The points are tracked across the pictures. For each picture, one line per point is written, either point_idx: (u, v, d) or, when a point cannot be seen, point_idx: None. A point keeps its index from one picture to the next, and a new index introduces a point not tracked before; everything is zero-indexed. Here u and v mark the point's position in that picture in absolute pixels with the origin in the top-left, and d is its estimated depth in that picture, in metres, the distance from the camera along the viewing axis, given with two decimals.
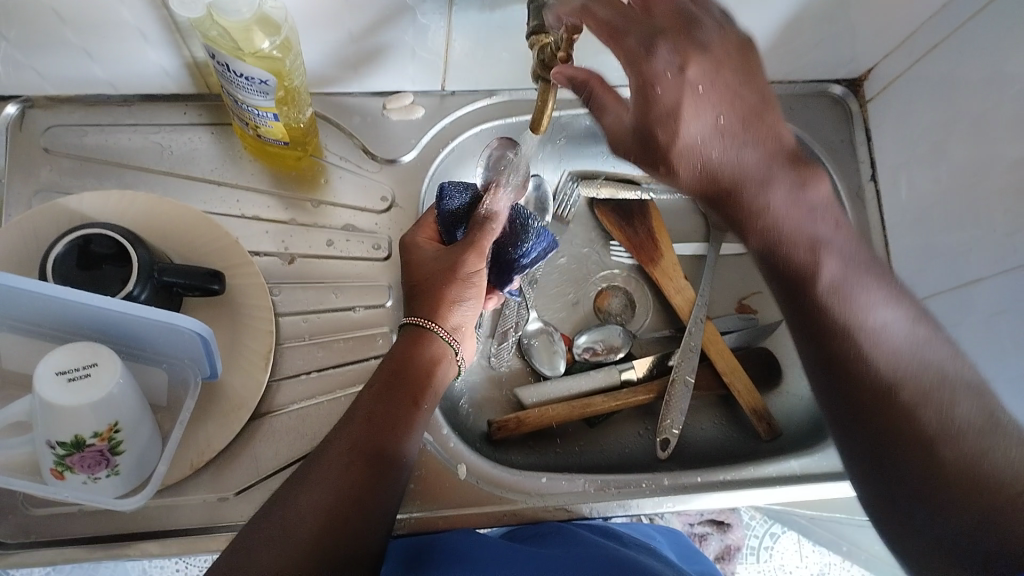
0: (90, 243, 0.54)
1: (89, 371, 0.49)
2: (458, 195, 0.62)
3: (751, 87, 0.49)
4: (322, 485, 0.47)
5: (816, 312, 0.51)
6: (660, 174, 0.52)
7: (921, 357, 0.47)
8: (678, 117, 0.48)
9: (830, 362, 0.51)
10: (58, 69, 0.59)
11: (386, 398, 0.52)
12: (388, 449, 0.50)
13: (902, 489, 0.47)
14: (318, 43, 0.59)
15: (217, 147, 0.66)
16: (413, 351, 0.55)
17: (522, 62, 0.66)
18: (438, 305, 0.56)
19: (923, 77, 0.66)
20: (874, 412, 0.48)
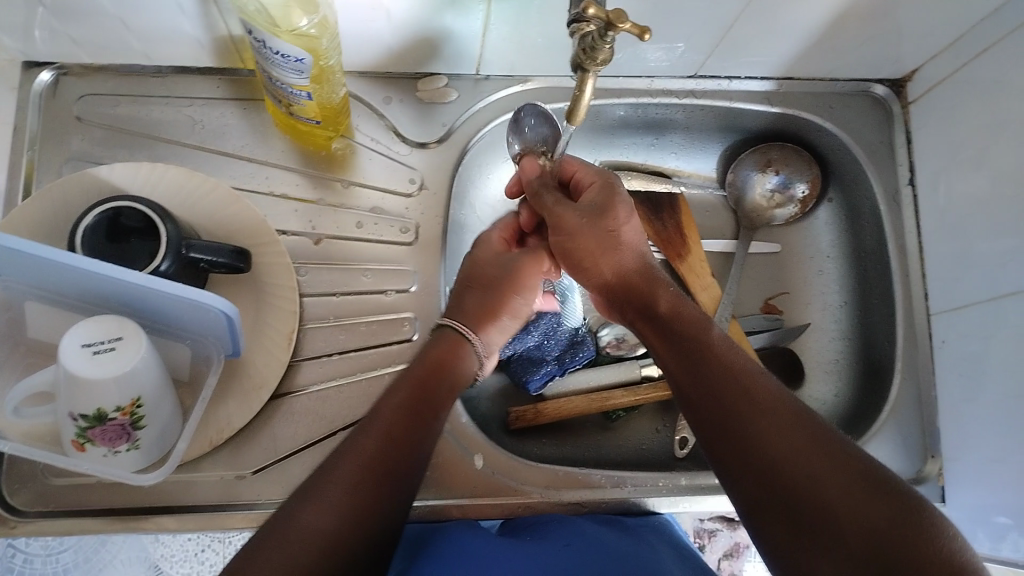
0: (120, 216, 0.53)
1: (113, 345, 0.49)
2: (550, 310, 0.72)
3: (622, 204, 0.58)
4: (328, 505, 0.43)
5: (689, 345, 0.51)
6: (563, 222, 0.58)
7: (768, 385, 0.48)
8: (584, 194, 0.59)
9: (686, 367, 0.50)
10: (93, 37, 0.59)
11: (409, 416, 0.50)
12: (403, 469, 0.47)
13: (754, 478, 0.44)
14: (353, 22, 0.58)
15: (247, 123, 0.65)
16: (454, 354, 0.56)
17: (559, 50, 0.64)
18: (484, 320, 0.58)
19: (970, 82, 0.64)
20: (725, 401, 0.47)
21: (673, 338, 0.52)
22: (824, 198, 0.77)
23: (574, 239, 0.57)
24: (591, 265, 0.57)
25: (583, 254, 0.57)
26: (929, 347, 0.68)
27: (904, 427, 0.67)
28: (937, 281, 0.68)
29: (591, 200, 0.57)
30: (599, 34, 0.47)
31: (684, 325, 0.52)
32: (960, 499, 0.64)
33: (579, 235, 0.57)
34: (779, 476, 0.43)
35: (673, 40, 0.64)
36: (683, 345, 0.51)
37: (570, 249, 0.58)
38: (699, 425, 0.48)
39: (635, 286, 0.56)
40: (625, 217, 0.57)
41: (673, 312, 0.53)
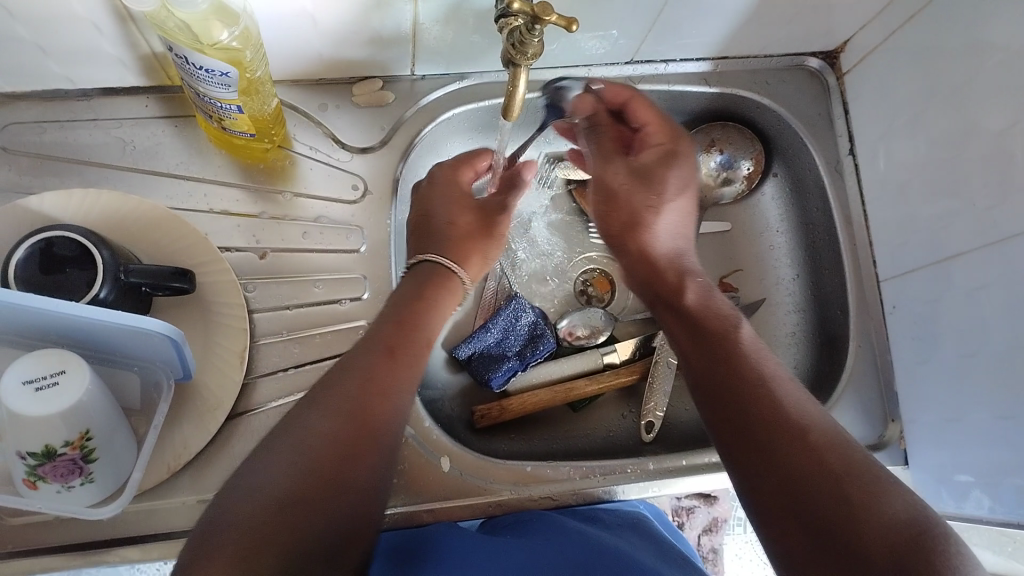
0: (52, 246, 0.52)
1: (56, 379, 0.47)
2: (520, 313, 0.72)
3: (676, 184, 0.61)
4: (330, 422, 0.45)
5: (722, 347, 0.51)
6: (612, 178, 0.62)
7: (798, 399, 0.47)
8: (644, 157, 0.62)
9: (704, 366, 0.51)
10: (11, 64, 0.57)
11: (394, 351, 0.51)
12: (397, 394, 0.49)
13: (770, 479, 0.44)
14: (280, 31, 0.57)
15: (180, 141, 0.64)
16: (441, 279, 0.59)
17: (493, 44, 0.64)
18: (467, 254, 0.61)
19: (900, 48, 0.65)
20: (749, 405, 0.47)
21: (700, 332, 0.53)
22: (769, 173, 0.78)
23: (615, 200, 0.61)
24: (629, 233, 0.61)
25: (616, 222, 0.62)
26: (881, 313, 0.69)
27: (862, 394, 0.68)
28: (883, 247, 0.69)
29: (642, 165, 0.62)
30: (527, 28, 0.47)
31: (711, 327, 0.53)
32: (922, 460, 0.65)
33: (619, 198, 0.61)
34: (797, 485, 0.42)
35: (606, 27, 0.64)
36: (706, 342, 0.52)
37: (607, 202, 0.62)
38: (714, 422, 0.49)
39: (663, 273, 0.59)
40: (672, 190, 0.61)
41: (704, 312, 0.54)
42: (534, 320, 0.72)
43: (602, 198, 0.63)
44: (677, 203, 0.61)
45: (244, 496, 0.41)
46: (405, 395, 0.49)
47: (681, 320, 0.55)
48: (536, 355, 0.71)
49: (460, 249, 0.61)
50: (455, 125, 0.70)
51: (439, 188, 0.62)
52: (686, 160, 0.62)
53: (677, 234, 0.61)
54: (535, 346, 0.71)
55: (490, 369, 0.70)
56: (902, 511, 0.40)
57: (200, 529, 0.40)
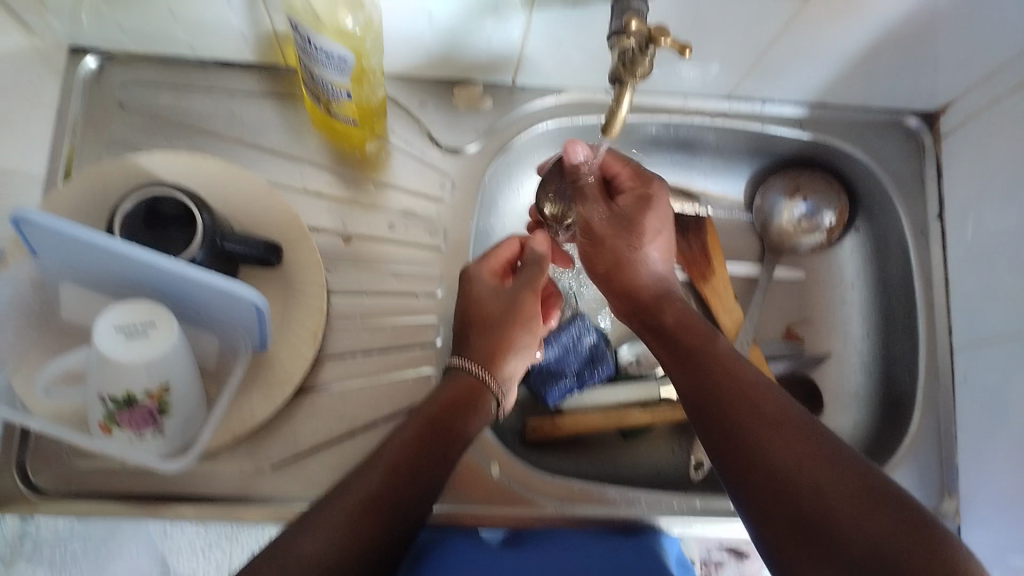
0: (158, 202, 0.54)
1: (146, 330, 0.49)
2: (582, 334, 0.73)
3: (655, 222, 0.62)
4: (323, 540, 0.45)
5: (702, 363, 0.53)
6: (609, 234, 0.63)
7: (771, 395, 0.50)
8: (643, 210, 0.62)
9: (700, 396, 0.52)
10: (141, 26, 0.60)
11: (415, 454, 0.51)
12: (428, 467, 0.51)
13: (763, 489, 0.46)
14: (396, 24, 0.59)
15: (284, 120, 0.66)
16: (465, 392, 0.56)
17: (597, 64, 0.65)
18: (497, 355, 0.58)
19: (1004, 116, 0.64)
20: (729, 409, 0.50)
21: (682, 348, 0.55)
22: (852, 227, 0.77)
23: (603, 248, 0.63)
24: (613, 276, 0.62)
25: (601, 264, 0.63)
26: (951, 381, 0.68)
27: (922, 460, 0.66)
28: (962, 314, 0.68)
29: (626, 210, 0.62)
30: (640, 50, 0.48)
31: (693, 349, 0.54)
32: (977, 537, 0.63)
33: (607, 244, 0.62)
34: (813, 508, 0.44)
35: (710, 60, 0.65)
36: (693, 360, 0.54)
37: (604, 254, 0.63)
38: (719, 449, 0.50)
39: (644, 298, 0.60)
40: (655, 235, 0.62)
41: (683, 325, 0.57)
42: (594, 342, 0.73)
43: (602, 257, 0.63)
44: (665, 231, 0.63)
45: None
46: (437, 470, 0.51)
47: (670, 347, 0.56)
48: (593, 377, 0.72)
49: (489, 349, 0.58)
50: (547, 138, 0.71)
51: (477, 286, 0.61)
52: (660, 204, 0.63)
53: (665, 264, 0.63)
54: (594, 367, 0.72)
55: (546, 387, 0.71)
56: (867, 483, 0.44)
57: None
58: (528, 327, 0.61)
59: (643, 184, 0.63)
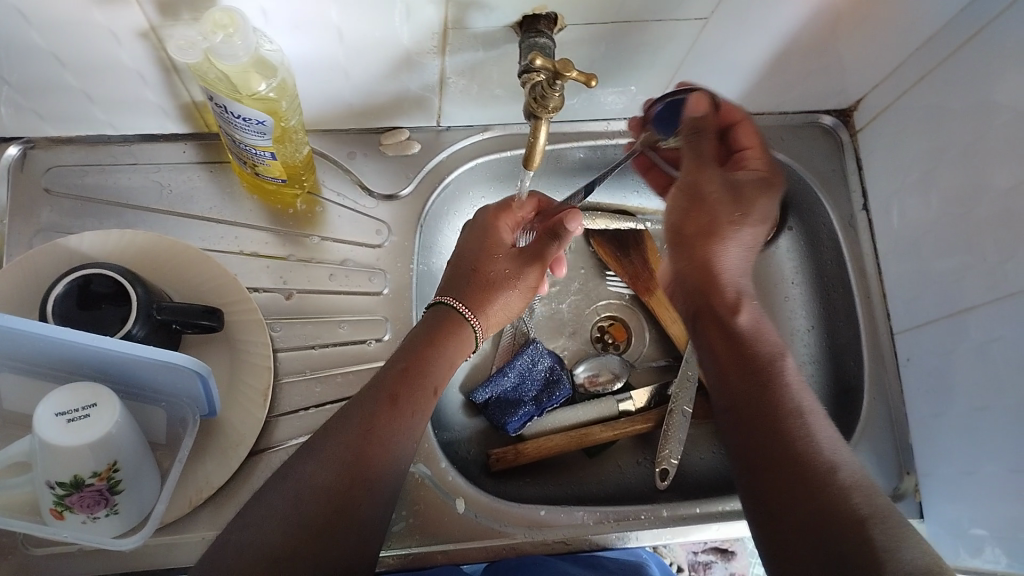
0: (90, 283, 0.54)
1: (88, 411, 0.49)
2: (539, 359, 0.74)
3: (756, 207, 0.61)
4: (325, 473, 0.48)
5: (757, 353, 0.53)
6: (707, 193, 0.60)
7: (812, 409, 0.50)
8: (755, 195, 0.61)
9: (751, 392, 0.51)
10: (59, 111, 0.60)
11: (411, 390, 0.54)
12: (390, 441, 0.51)
13: (792, 495, 0.45)
14: (314, 82, 0.60)
15: (215, 185, 0.66)
16: (454, 334, 0.59)
17: (516, 99, 0.66)
18: (487, 300, 0.61)
19: (912, 107, 0.67)
20: (778, 417, 0.49)
21: (739, 336, 0.55)
22: (785, 227, 0.79)
23: (704, 205, 0.60)
24: (700, 237, 0.60)
25: (692, 226, 0.60)
26: (895, 365, 0.70)
27: (877, 445, 0.68)
28: (897, 300, 0.70)
29: (739, 181, 0.61)
30: (549, 83, 0.50)
31: (758, 354, 0.54)
32: (937, 514, 0.65)
33: (705, 202, 0.60)
34: (828, 500, 0.44)
35: (625, 83, 0.67)
36: (751, 362, 0.53)
37: (687, 212, 0.60)
38: (749, 443, 0.49)
39: (717, 283, 0.59)
40: (754, 218, 0.61)
41: (753, 333, 0.55)
42: (550, 366, 0.74)
43: (684, 213, 0.61)
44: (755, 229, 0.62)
45: (263, 508, 0.47)
46: (419, 419, 0.53)
47: (730, 338, 0.55)
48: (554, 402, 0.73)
49: (480, 298, 0.61)
50: (478, 174, 0.72)
51: (478, 234, 0.63)
52: (771, 196, 0.62)
53: (744, 258, 0.61)
54: (552, 391, 0.73)
55: (506, 416, 0.71)
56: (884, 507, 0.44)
57: (233, 533, 0.46)
58: (527, 281, 0.64)
59: (766, 175, 0.62)
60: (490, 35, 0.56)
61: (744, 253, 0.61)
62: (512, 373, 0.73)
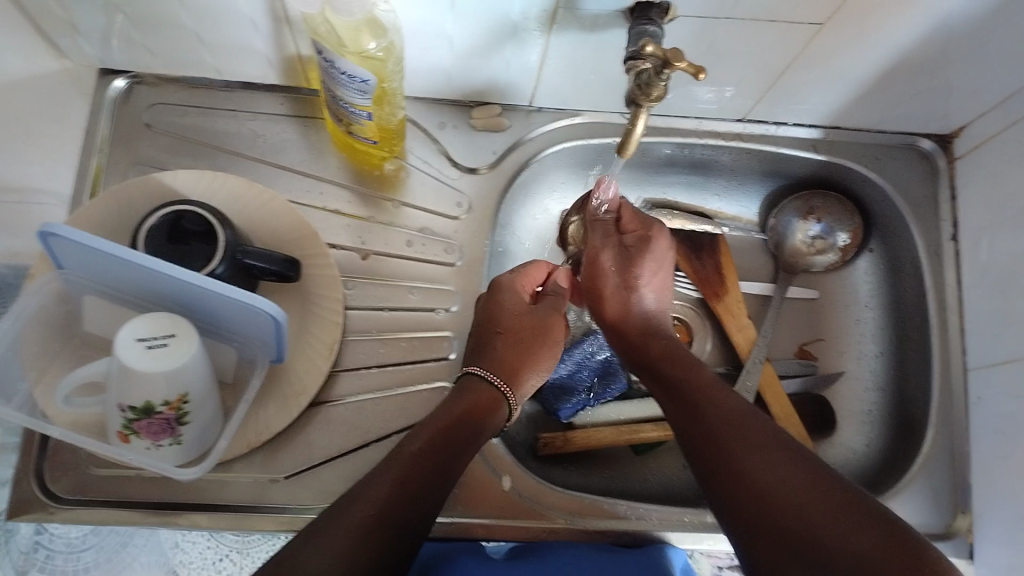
0: (182, 218, 0.56)
1: (166, 341, 0.50)
2: (598, 350, 0.73)
3: (615, 274, 0.65)
4: (362, 510, 0.46)
5: (698, 398, 0.54)
6: (608, 275, 0.66)
7: (758, 424, 0.51)
8: (619, 266, 0.65)
9: (697, 430, 0.52)
10: (170, 49, 0.62)
11: (446, 445, 0.52)
12: (407, 522, 0.47)
13: (745, 509, 0.46)
14: (417, 47, 0.60)
15: (305, 140, 0.68)
16: (483, 401, 0.57)
17: (612, 87, 0.66)
18: (517, 372, 0.60)
19: (1018, 140, 0.64)
20: (719, 441, 0.50)
21: (677, 390, 0.56)
22: (865, 249, 0.77)
23: (603, 292, 0.66)
24: (613, 327, 0.65)
25: (607, 305, 0.65)
26: (964, 403, 0.68)
27: (934, 482, 0.66)
28: (976, 336, 0.68)
29: (629, 256, 0.65)
30: (655, 72, 0.49)
31: (690, 388, 0.55)
32: (989, 560, 0.63)
33: (606, 290, 0.65)
34: (790, 514, 0.44)
35: (724, 83, 0.66)
36: (692, 398, 0.54)
37: (597, 294, 0.66)
38: (708, 480, 0.49)
39: (652, 344, 0.62)
40: (650, 276, 0.65)
41: (683, 372, 0.58)
42: (607, 358, 0.73)
43: (594, 295, 0.66)
44: (658, 274, 0.66)
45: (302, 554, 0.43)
46: (453, 470, 0.51)
47: (666, 390, 0.57)
48: (610, 391, 0.73)
49: (508, 363, 0.60)
50: (563, 158, 0.72)
51: (506, 293, 0.62)
52: (660, 248, 0.65)
53: (659, 304, 0.66)
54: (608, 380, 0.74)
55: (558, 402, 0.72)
56: (848, 498, 0.44)
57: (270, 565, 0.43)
58: (548, 341, 0.64)
59: (636, 237, 0.66)
60: (599, 18, 0.56)
61: (659, 302, 0.66)
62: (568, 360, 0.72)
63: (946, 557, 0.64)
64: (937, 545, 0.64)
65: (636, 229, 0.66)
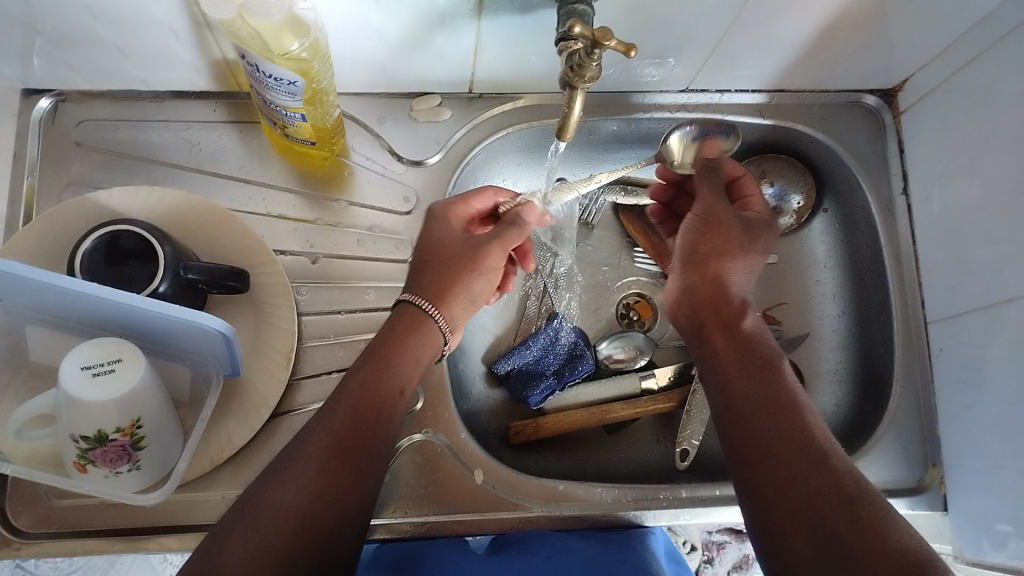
0: (117, 239, 0.54)
1: (112, 366, 0.49)
2: (564, 333, 0.74)
3: (728, 235, 0.57)
4: (296, 482, 0.45)
5: (762, 365, 0.50)
6: (733, 233, 0.58)
7: (812, 421, 0.46)
8: (758, 235, 0.59)
9: (752, 408, 0.48)
10: (92, 64, 0.60)
11: (373, 395, 0.50)
12: (357, 458, 0.48)
13: (783, 506, 0.43)
14: (347, 42, 0.59)
15: (244, 146, 0.66)
16: (414, 329, 0.55)
17: (551, 67, 0.65)
18: (445, 295, 0.56)
19: (960, 89, 0.64)
20: (774, 422, 0.46)
21: (742, 348, 0.52)
22: (819, 209, 0.78)
23: (713, 232, 0.58)
24: (707, 267, 0.57)
25: (705, 251, 0.57)
26: (927, 354, 0.68)
27: (902, 435, 0.67)
28: (933, 288, 0.68)
29: (752, 230, 0.59)
30: (586, 53, 0.48)
31: (756, 352, 0.51)
32: (960, 506, 0.64)
33: (719, 231, 0.58)
34: (833, 530, 0.40)
35: (664, 55, 0.65)
36: (753, 368, 0.50)
37: (701, 242, 0.58)
38: (749, 463, 0.46)
39: (730, 303, 0.55)
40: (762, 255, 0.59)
41: (753, 341, 0.52)
42: (573, 341, 0.73)
43: (697, 245, 0.58)
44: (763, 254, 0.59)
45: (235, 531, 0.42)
46: (383, 430, 0.50)
47: (733, 348, 0.52)
48: (579, 374, 0.72)
49: (441, 286, 0.57)
50: (510, 143, 0.71)
51: (441, 224, 0.59)
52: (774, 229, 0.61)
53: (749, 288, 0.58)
54: (576, 363, 0.72)
55: (527, 389, 0.71)
56: (899, 534, 0.40)
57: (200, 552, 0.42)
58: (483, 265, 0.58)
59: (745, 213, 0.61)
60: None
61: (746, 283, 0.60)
62: (534, 345, 0.72)
63: (920, 508, 0.65)
64: (910, 497, 0.65)
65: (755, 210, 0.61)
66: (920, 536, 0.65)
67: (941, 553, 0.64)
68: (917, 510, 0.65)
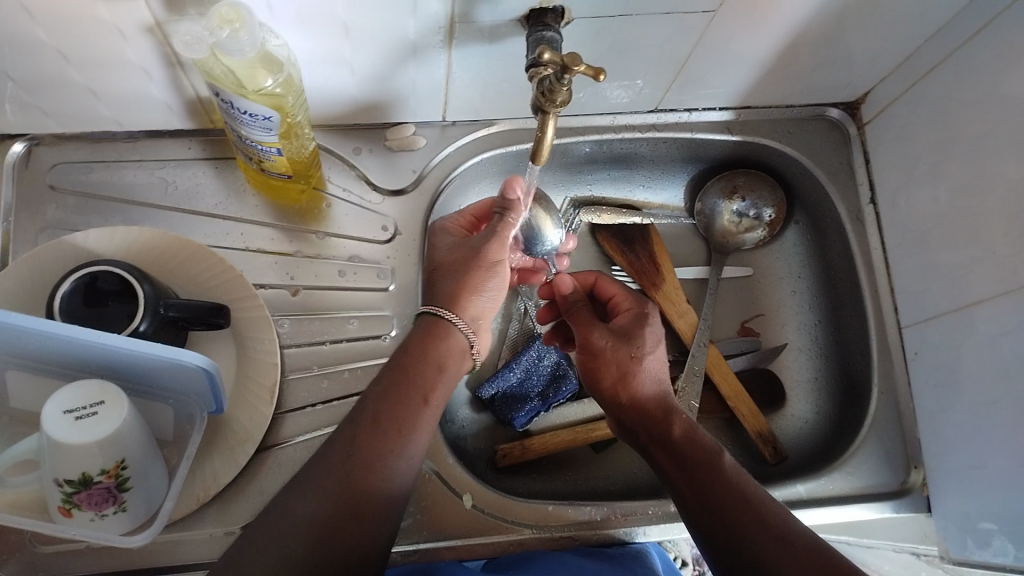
0: (96, 280, 0.54)
1: (95, 409, 0.49)
2: (550, 354, 0.73)
3: (613, 351, 0.59)
4: (329, 481, 0.47)
5: (702, 472, 0.53)
6: (615, 346, 0.59)
7: (772, 513, 0.50)
8: (635, 332, 0.60)
9: (714, 519, 0.51)
10: (63, 107, 0.60)
11: (395, 403, 0.51)
12: (388, 452, 0.49)
13: None
14: (320, 76, 0.60)
15: (220, 182, 0.66)
16: (433, 336, 0.55)
17: (522, 92, 0.66)
18: (461, 295, 0.56)
19: (922, 98, 0.66)
20: (735, 527, 0.50)
21: (682, 462, 0.54)
22: (791, 221, 0.80)
23: (603, 361, 0.59)
24: (612, 390, 0.58)
25: (606, 378, 0.59)
26: (903, 359, 0.69)
27: (884, 440, 0.68)
28: (904, 293, 0.70)
29: (625, 330, 0.61)
30: (556, 79, 0.49)
31: (694, 458, 0.54)
32: (943, 507, 0.64)
33: (602, 356, 0.59)
34: None
35: (632, 77, 0.66)
36: (698, 478, 0.53)
37: (592, 369, 0.60)
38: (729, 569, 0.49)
39: (652, 414, 0.57)
40: (654, 344, 0.60)
41: (687, 445, 0.54)
42: (557, 361, 0.73)
43: (596, 372, 0.59)
44: (655, 341, 0.61)
45: (283, 517, 0.46)
46: (414, 426, 0.51)
47: (677, 464, 0.54)
48: (566, 393, 0.72)
49: (455, 288, 0.56)
50: (484, 169, 0.72)
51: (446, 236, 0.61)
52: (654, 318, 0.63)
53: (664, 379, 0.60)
54: (562, 382, 0.73)
55: (513, 412, 0.71)
56: None
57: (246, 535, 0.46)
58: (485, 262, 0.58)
59: (633, 313, 0.63)
60: (498, 28, 0.56)
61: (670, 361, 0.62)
62: (521, 364, 0.73)
63: (903, 512, 0.66)
64: (894, 501, 0.66)
65: (630, 308, 0.64)
66: (908, 538, 0.65)
67: (928, 555, 0.65)
68: (903, 514, 0.66)
